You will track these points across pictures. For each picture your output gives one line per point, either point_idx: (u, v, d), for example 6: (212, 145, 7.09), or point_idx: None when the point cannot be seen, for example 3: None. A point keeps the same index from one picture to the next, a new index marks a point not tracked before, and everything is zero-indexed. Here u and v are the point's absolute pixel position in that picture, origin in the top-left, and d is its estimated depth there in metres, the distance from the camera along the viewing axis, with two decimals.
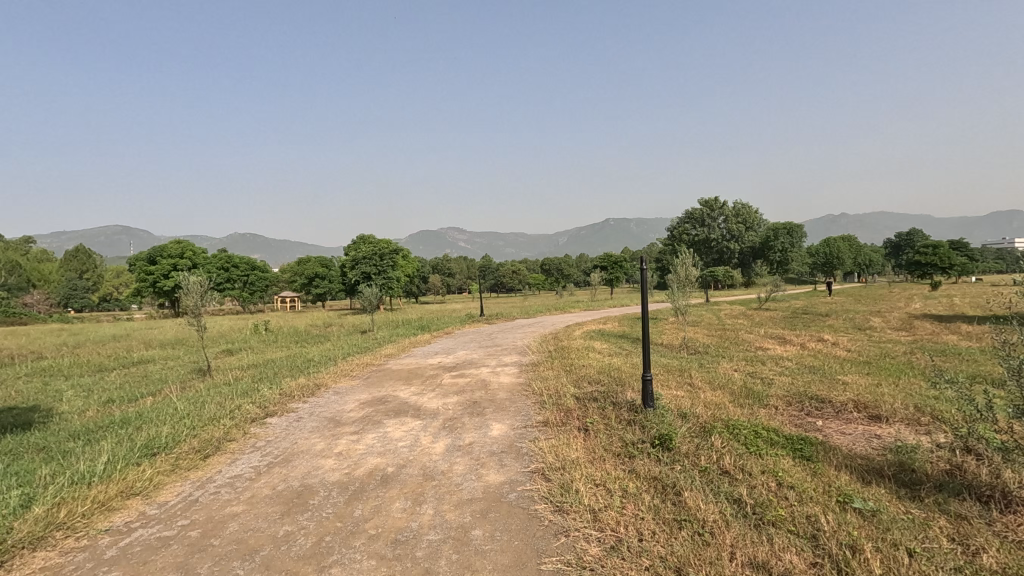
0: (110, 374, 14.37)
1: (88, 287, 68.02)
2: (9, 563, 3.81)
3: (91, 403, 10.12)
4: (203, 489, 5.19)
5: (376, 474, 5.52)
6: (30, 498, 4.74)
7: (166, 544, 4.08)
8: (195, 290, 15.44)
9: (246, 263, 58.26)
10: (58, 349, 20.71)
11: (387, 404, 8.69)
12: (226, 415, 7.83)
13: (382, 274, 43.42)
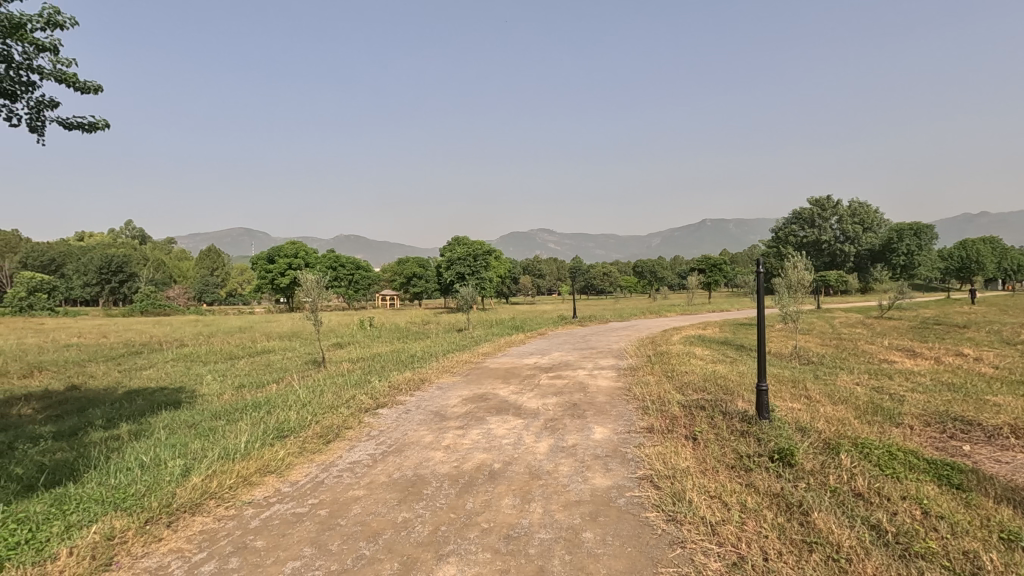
0: (240, 361, 15.94)
1: (219, 283, 75.90)
2: (174, 525, 4.33)
3: (226, 387, 11.27)
4: (328, 472, 5.60)
5: (484, 469, 5.66)
6: (187, 469, 5.36)
7: (300, 520, 4.43)
8: (313, 286, 16.73)
9: (352, 263, 62.32)
10: (196, 338, 23.30)
11: (488, 401, 8.89)
12: (342, 404, 8.39)
13: (476, 274, 44.52)
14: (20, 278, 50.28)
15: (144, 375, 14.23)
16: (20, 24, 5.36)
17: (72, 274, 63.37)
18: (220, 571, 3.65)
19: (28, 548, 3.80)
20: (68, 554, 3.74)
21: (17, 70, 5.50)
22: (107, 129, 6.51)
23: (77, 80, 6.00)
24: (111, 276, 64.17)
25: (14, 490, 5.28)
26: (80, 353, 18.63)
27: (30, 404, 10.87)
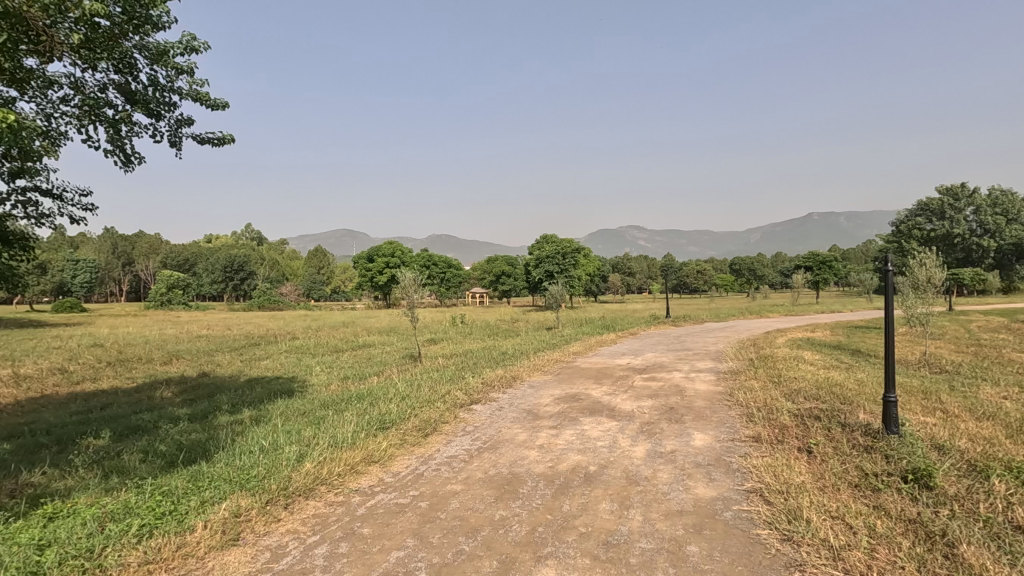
0: (344, 355, 16.98)
1: (325, 281, 81.53)
2: (290, 507, 4.64)
3: (333, 379, 12.03)
4: (427, 465, 5.77)
5: (580, 471, 5.56)
6: (301, 455, 5.75)
7: (402, 511, 4.59)
8: (410, 284, 17.43)
9: (444, 262, 64.42)
10: (305, 331, 25.15)
11: (581, 401, 8.75)
12: (438, 398, 8.63)
13: (565, 272, 44.26)
14: (161, 277, 57.11)
15: (262, 365, 15.59)
16: (164, 50, 6.00)
17: (202, 272, 70.97)
18: (332, 554, 3.85)
19: (171, 519, 4.25)
20: (203, 527, 4.13)
21: (161, 92, 6.15)
22: (232, 141, 7.12)
23: (208, 98, 6.62)
24: (233, 274, 71.19)
25: (160, 465, 5.96)
26: (210, 343, 20.77)
27: (171, 388, 12.26)
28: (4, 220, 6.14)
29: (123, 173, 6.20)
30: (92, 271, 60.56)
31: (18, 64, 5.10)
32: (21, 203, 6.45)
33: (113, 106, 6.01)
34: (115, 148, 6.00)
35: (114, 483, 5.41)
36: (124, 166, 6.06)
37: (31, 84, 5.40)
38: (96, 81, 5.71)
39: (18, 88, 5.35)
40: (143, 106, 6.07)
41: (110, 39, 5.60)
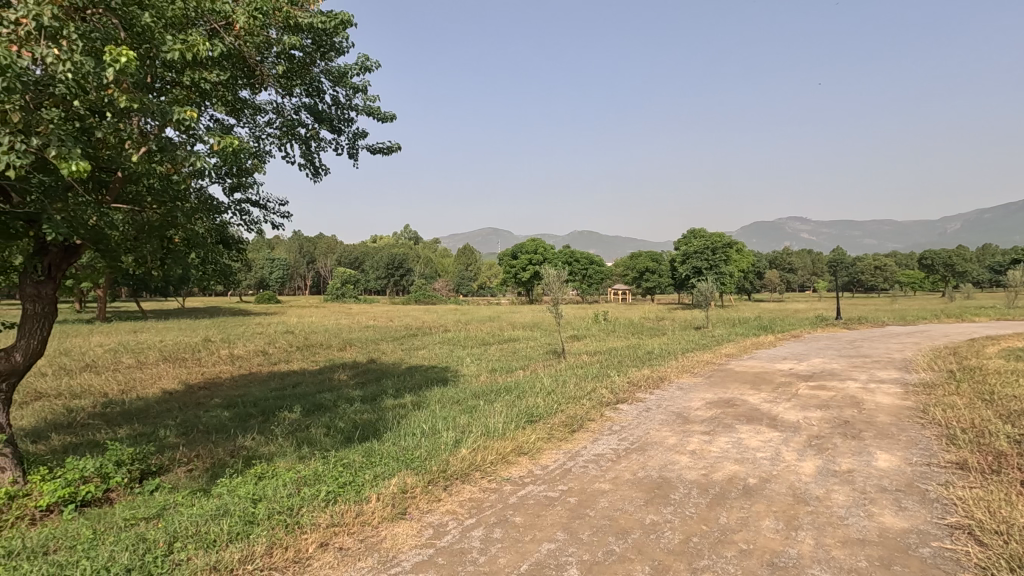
0: (492, 348, 17.76)
1: (473, 277, 86.03)
2: (449, 489, 4.97)
3: (482, 370, 12.66)
4: (574, 461, 5.81)
5: (737, 482, 5.18)
6: (457, 441, 6.13)
7: (551, 504, 4.67)
8: (553, 281, 17.66)
9: (586, 259, 64.31)
10: (456, 325, 26.79)
11: (736, 407, 8.15)
12: (584, 395, 8.64)
13: (715, 269, 41.48)
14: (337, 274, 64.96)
15: (419, 354, 16.95)
16: (344, 72, 6.76)
17: (369, 269, 79.30)
18: (487, 538, 4.05)
19: (350, 489, 4.80)
20: (376, 499, 4.60)
21: (340, 109, 6.94)
22: (399, 149, 7.81)
23: (378, 112, 7.33)
24: (394, 271, 78.52)
25: (340, 440, 6.77)
26: (376, 333, 23.11)
27: (346, 372, 13.87)
28: (226, 227, 7.41)
29: (313, 183, 7.10)
30: (284, 269, 70.93)
31: (236, 96, 6.11)
32: (237, 212, 7.73)
33: (305, 126, 6.93)
34: (307, 162, 6.91)
35: (306, 453, 6.27)
36: (313, 177, 6.95)
37: (246, 113, 6.44)
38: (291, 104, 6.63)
39: (236, 116, 6.38)
40: (328, 124, 6.91)
41: (303, 67, 6.45)
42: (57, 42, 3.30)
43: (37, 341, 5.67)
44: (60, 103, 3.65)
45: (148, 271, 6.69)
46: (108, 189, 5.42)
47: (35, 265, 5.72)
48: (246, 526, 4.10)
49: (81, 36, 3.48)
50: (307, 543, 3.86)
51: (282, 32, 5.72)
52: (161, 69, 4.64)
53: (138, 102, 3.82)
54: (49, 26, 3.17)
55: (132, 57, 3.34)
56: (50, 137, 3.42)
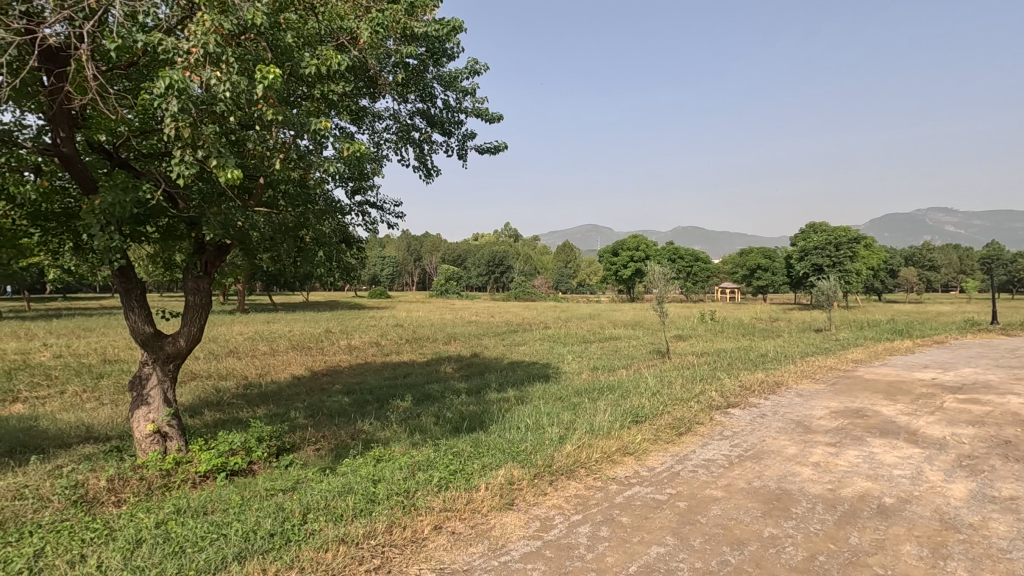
0: (592, 346, 17.61)
1: (573, 274, 85.77)
2: (554, 483, 5.01)
3: (583, 368, 12.59)
4: (683, 464, 5.61)
5: (870, 500, 4.71)
6: (562, 437, 6.16)
7: (660, 507, 4.55)
8: (658, 278, 17.07)
9: (691, 256, 61.56)
10: (555, 322, 26.87)
11: (867, 418, 7.40)
12: (692, 397, 8.30)
13: (838, 266, 37.85)
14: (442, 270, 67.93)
15: (521, 350, 17.21)
16: (454, 77, 7.02)
17: (471, 267, 81.93)
18: (594, 535, 4.03)
19: (460, 477, 5.00)
20: (485, 488, 4.75)
21: (451, 112, 7.22)
22: (505, 149, 7.98)
23: (486, 113, 7.53)
24: (495, 268, 80.55)
25: (448, 429, 7.08)
26: (479, 328, 23.80)
27: (451, 365, 14.46)
28: (349, 227, 8.02)
29: (426, 183, 7.46)
30: (394, 265, 75.38)
31: (359, 105, 6.58)
32: (359, 214, 8.33)
33: (419, 130, 7.31)
34: (421, 164, 7.28)
35: (418, 439, 6.63)
36: (426, 178, 7.30)
37: (367, 121, 6.92)
38: (406, 110, 7.02)
39: (358, 124, 6.85)
40: (439, 127, 7.23)
41: (417, 75, 6.79)
42: (218, 65, 3.75)
43: (197, 328, 6.47)
44: (220, 119, 4.15)
45: (283, 267, 7.44)
46: (252, 194, 6.10)
47: (195, 263, 6.56)
48: (368, 504, 4.43)
49: (237, 59, 3.94)
50: (423, 524, 4.08)
51: (399, 42, 6.07)
52: (297, 85, 5.12)
53: (281, 115, 4.25)
54: (213, 52, 3.61)
55: (278, 75, 3.72)
56: (213, 149, 3.91)
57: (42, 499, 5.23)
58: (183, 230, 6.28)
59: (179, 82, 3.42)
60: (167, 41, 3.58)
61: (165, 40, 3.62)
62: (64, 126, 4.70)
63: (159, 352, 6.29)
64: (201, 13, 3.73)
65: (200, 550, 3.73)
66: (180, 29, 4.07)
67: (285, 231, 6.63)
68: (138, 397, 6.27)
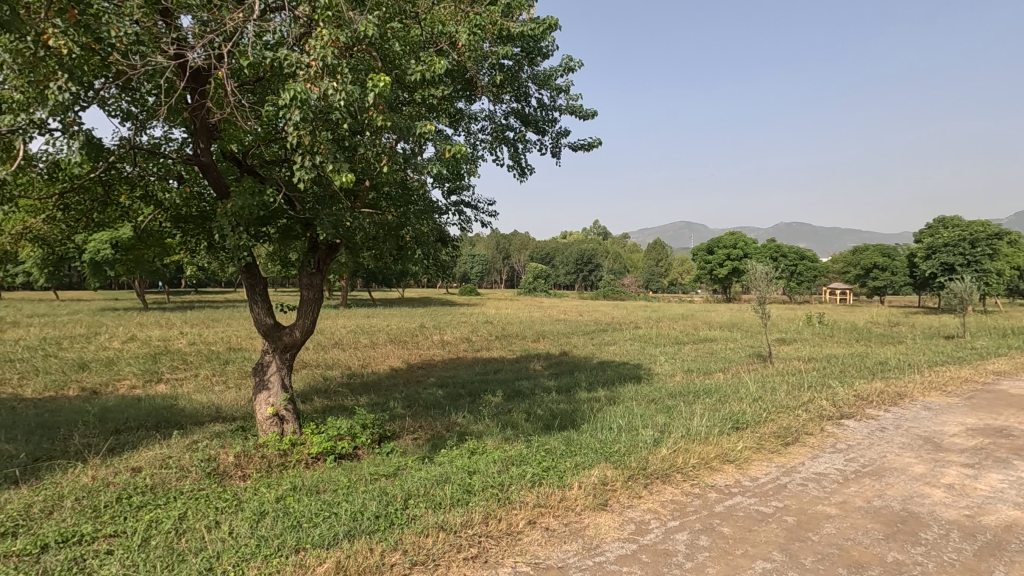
0: (686, 347, 16.95)
1: (664, 273, 83.04)
2: (649, 487, 4.88)
3: (677, 370, 12.15)
4: (790, 477, 5.25)
5: (1018, 532, 4.14)
6: (657, 440, 5.99)
7: (765, 520, 4.29)
8: (761, 277, 16.03)
9: (796, 254, 57.33)
10: (646, 321, 26.12)
11: (1013, 439, 6.51)
12: (799, 405, 7.73)
13: (974, 266, 33.53)
14: (530, 268, 68.50)
15: (610, 350, 16.94)
16: (549, 75, 7.03)
17: (559, 265, 81.87)
18: (693, 544, 3.88)
19: (553, 474, 5.02)
20: (578, 486, 4.73)
21: (545, 110, 7.25)
22: (599, 145, 7.89)
23: (580, 110, 7.48)
24: (584, 266, 80.00)
25: (539, 426, 7.13)
26: (568, 326, 23.71)
27: (540, 363, 14.52)
28: (445, 227, 8.29)
29: (519, 182, 7.54)
30: (483, 263, 77.15)
31: (456, 108, 6.78)
32: (455, 213, 8.60)
33: (514, 130, 7.40)
34: (515, 163, 7.38)
35: (510, 434, 6.75)
36: (520, 177, 7.39)
37: (463, 123, 7.12)
38: (501, 110, 7.14)
39: (455, 126, 7.07)
40: (533, 126, 7.29)
41: (513, 76, 6.88)
42: (334, 75, 4.02)
43: (310, 320, 7.01)
44: (335, 127, 4.46)
45: (385, 265, 7.85)
46: (358, 196, 6.49)
47: (309, 261, 7.09)
48: (465, 494, 4.57)
49: (351, 69, 4.21)
50: (518, 518, 4.14)
51: (495, 44, 6.18)
52: (401, 91, 5.37)
53: (389, 121, 4.48)
54: (330, 63, 3.88)
55: (387, 82, 3.93)
56: (330, 155, 4.21)
57: (183, 468, 5.92)
58: (299, 230, 6.81)
59: (301, 94, 3.71)
60: (291, 56, 3.90)
61: (290, 56, 3.95)
62: (203, 138, 5.26)
63: (278, 342, 6.89)
64: (319, 28, 4.02)
65: (314, 525, 4.04)
66: (301, 44, 4.43)
67: (387, 231, 7.00)
68: (260, 382, 6.90)
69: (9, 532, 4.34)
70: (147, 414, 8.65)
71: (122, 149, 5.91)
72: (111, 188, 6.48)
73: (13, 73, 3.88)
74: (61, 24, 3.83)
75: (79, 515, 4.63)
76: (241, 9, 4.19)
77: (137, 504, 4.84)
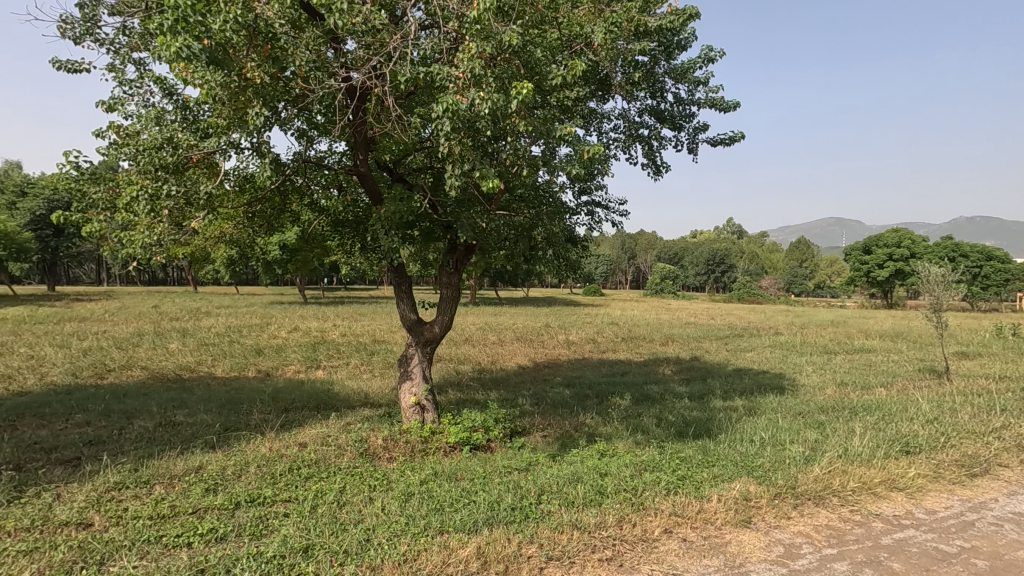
0: (838, 357, 15.23)
1: (810, 274, 75.42)
2: (800, 508, 4.48)
3: (828, 382, 10.99)
4: (979, 514, 4.49)
5: None
6: (807, 458, 5.49)
7: (947, 561, 3.73)
8: (935, 281, 13.88)
9: (981, 253, 48.89)
10: (789, 327, 23.91)
11: None
12: (988, 431, 6.59)
13: None
14: (657, 268, 66.14)
15: (747, 357, 15.80)
16: (686, 69, 6.75)
17: (689, 265, 78.13)
18: None
19: (690, 484, 4.82)
20: (717, 499, 4.49)
21: (682, 104, 6.98)
22: (741, 139, 7.41)
23: (721, 102, 7.10)
24: (716, 267, 75.56)
25: (672, 432, 6.88)
26: (699, 330, 22.53)
27: (670, 367, 13.99)
28: (575, 227, 8.34)
29: (653, 180, 7.36)
30: (607, 264, 76.12)
31: (589, 107, 6.77)
32: (586, 214, 8.61)
33: (648, 127, 7.22)
34: (650, 161, 7.20)
35: (641, 439, 6.60)
36: (654, 175, 7.20)
37: (595, 122, 7.09)
38: (636, 108, 7.01)
39: (588, 126, 7.09)
40: (669, 122, 7.05)
41: (648, 72, 6.71)
42: (480, 85, 4.24)
43: (448, 317, 7.46)
44: (478, 134, 4.71)
45: (516, 265, 8.09)
46: (493, 199, 6.77)
47: (448, 262, 7.53)
48: (597, 495, 4.56)
49: (495, 78, 4.40)
50: (653, 525, 4.04)
51: (631, 41, 6.07)
52: (538, 95, 5.50)
53: (529, 126, 4.62)
54: (478, 74, 4.11)
55: (530, 88, 4.06)
56: (476, 161, 4.46)
57: (341, 446, 6.63)
58: (440, 233, 7.26)
59: (453, 105, 3.97)
60: (443, 70, 4.19)
61: (441, 70, 4.24)
62: (362, 150, 5.83)
63: (420, 336, 7.41)
64: (468, 42, 4.26)
65: (456, 510, 4.29)
66: (449, 56, 4.72)
67: (521, 232, 7.20)
68: (405, 372, 7.47)
69: (213, 488, 5.19)
70: (309, 396, 9.80)
71: (296, 163, 6.74)
72: (286, 198, 7.42)
73: (222, 102, 4.61)
74: (257, 58, 4.47)
75: (262, 480, 5.40)
76: (400, 30, 4.57)
77: (305, 475, 5.51)
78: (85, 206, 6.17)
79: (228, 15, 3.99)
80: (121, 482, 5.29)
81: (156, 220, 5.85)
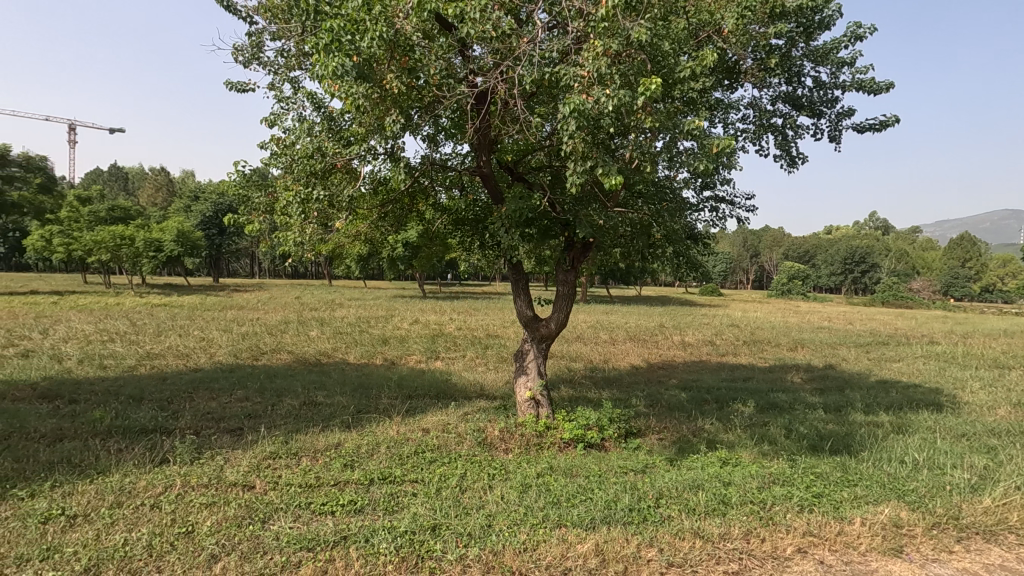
0: (1014, 373, 13.03)
1: (974, 275, 65.26)
2: (966, 543, 3.93)
3: (1000, 401, 9.46)
4: None
5: None
6: (973, 486, 4.80)
7: None
8: None
9: None
10: (947, 337, 20.90)
11: None
12: None
13: None
14: (783, 268, 61.04)
15: (894, 367, 14.08)
16: (830, 49, 6.17)
17: (822, 265, 71.18)
18: None
19: (827, 503, 4.43)
20: (860, 522, 4.09)
21: (823, 89, 6.39)
22: (896, 123, 6.63)
23: (871, 84, 6.39)
24: (855, 266, 68.10)
25: (804, 445, 6.37)
26: (834, 336, 20.47)
27: (799, 375, 12.91)
28: (698, 224, 8.00)
29: (788, 172, 6.83)
30: (727, 263, 71.73)
31: (715, 98, 6.46)
32: (709, 209, 8.22)
33: (782, 116, 6.71)
34: (783, 152, 6.69)
35: (768, 450, 6.19)
36: (788, 167, 6.68)
37: (722, 113, 6.74)
38: (769, 95, 6.55)
39: (715, 118, 6.76)
40: (808, 108, 6.50)
41: (783, 56, 6.23)
42: (605, 83, 4.22)
43: (564, 314, 7.50)
44: (601, 131, 4.70)
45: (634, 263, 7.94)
46: (612, 196, 6.69)
47: (565, 259, 7.54)
48: (721, 505, 4.35)
49: (621, 75, 4.36)
50: (785, 543, 3.77)
51: (766, 24, 5.67)
52: (662, 88, 5.34)
53: (655, 121, 4.52)
54: (604, 72, 4.10)
55: (658, 83, 3.97)
56: (599, 159, 4.45)
57: (460, 434, 6.98)
58: (557, 231, 7.33)
59: (579, 105, 4.01)
60: (568, 71, 4.24)
61: (567, 70, 4.28)
62: (484, 152, 6.07)
63: (536, 332, 7.54)
64: (593, 40, 4.26)
65: (573, 505, 4.35)
66: (574, 56, 4.74)
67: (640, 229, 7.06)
68: (521, 367, 7.65)
69: (350, 463, 5.73)
70: (430, 385, 10.40)
71: (424, 166, 7.16)
72: (414, 199, 7.93)
73: (365, 112, 5.03)
74: (396, 70, 4.83)
75: (392, 460, 5.85)
76: (526, 34, 4.69)
77: (429, 459, 5.88)
78: (249, 209, 7.05)
79: (374, 33, 4.37)
80: (276, 452, 6.01)
81: (306, 221, 6.55)
